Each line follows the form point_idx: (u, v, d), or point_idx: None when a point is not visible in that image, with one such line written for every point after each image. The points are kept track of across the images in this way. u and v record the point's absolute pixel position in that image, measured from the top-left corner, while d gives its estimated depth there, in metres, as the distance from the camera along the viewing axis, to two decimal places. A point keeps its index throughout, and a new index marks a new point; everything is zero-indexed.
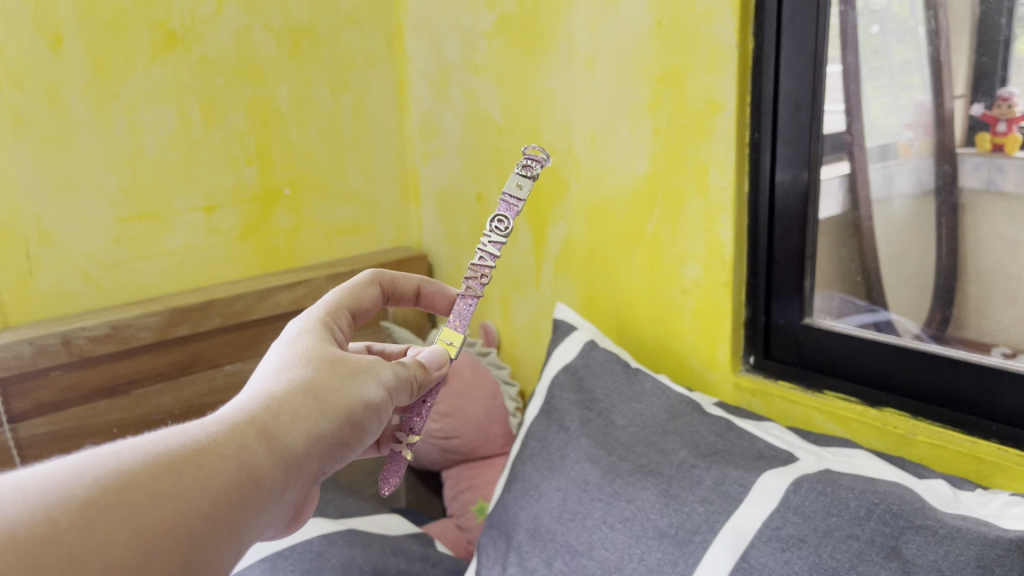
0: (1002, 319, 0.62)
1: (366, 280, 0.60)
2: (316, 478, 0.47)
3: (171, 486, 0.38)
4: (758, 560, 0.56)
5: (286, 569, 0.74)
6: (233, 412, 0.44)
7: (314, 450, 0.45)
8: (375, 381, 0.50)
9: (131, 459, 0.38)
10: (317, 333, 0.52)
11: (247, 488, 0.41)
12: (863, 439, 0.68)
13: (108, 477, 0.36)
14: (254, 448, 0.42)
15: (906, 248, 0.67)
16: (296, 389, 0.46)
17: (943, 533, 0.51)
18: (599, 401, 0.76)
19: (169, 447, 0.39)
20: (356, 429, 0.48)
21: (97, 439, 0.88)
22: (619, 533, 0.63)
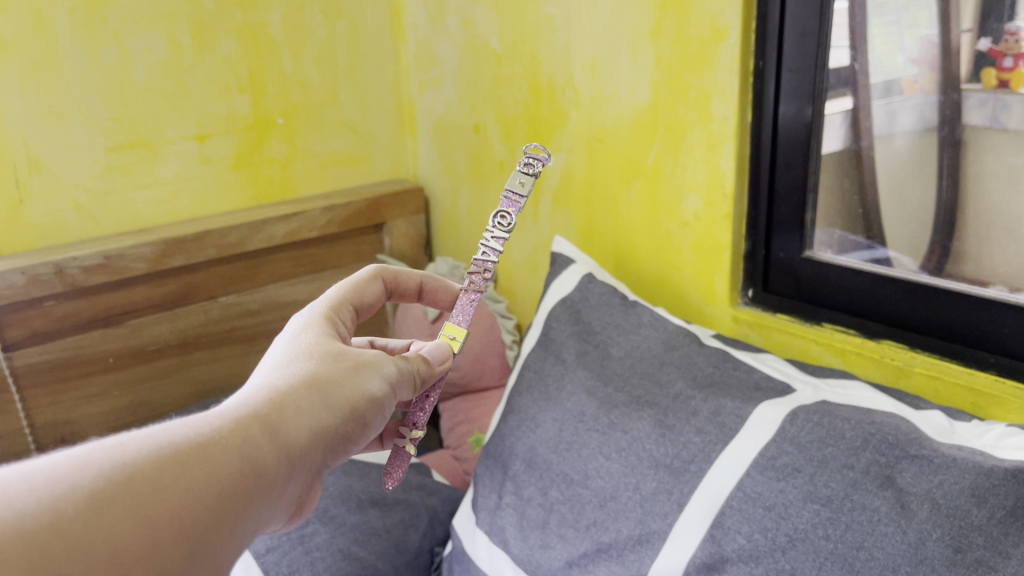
0: (999, 259, 0.61)
1: (370, 274, 0.60)
2: (319, 472, 0.46)
3: (175, 477, 0.37)
4: (752, 489, 0.56)
5: None
6: (238, 404, 0.43)
7: (318, 443, 0.45)
8: (377, 376, 0.49)
9: (137, 448, 0.37)
10: (321, 330, 0.51)
11: (251, 480, 0.40)
12: (861, 370, 0.68)
13: (113, 468, 0.36)
14: (258, 440, 0.41)
15: (906, 187, 0.65)
16: (300, 384, 0.45)
17: (938, 463, 0.51)
18: (596, 333, 0.76)
19: (175, 438, 0.39)
20: (359, 425, 0.48)
21: (91, 368, 0.88)
22: (614, 463, 0.64)
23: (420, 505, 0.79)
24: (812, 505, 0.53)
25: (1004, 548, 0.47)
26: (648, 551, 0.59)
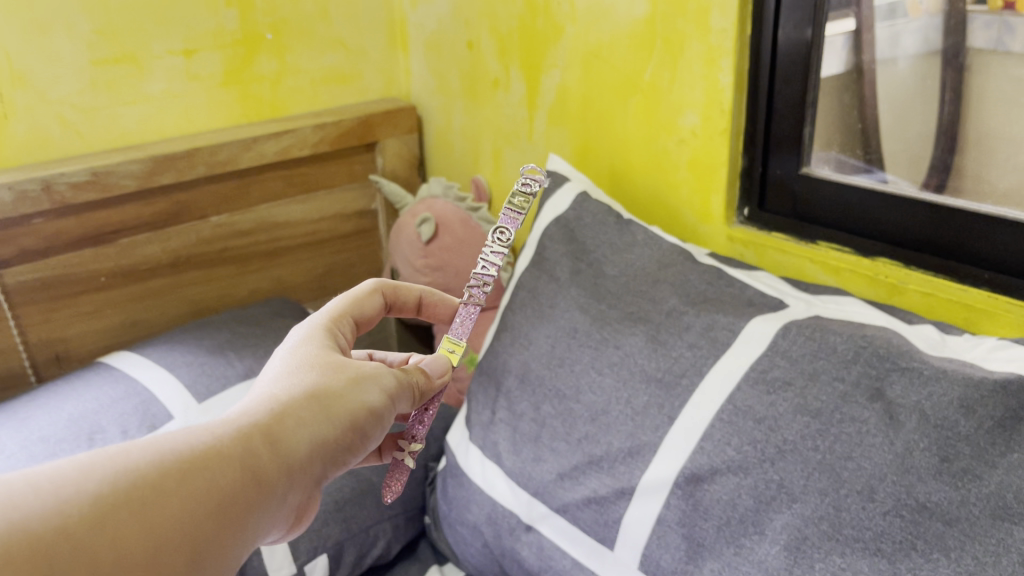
0: (996, 185, 0.60)
1: (370, 288, 0.58)
2: (320, 483, 0.46)
3: (174, 487, 0.37)
4: (743, 402, 0.57)
5: None
6: (241, 415, 0.43)
7: (318, 454, 0.44)
8: (380, 387, 0.49)
9: (140, 456, 0.38)
10: (323, 341, 0.50)
11: (247, 491, 0.40)
12: (855, 288, 0.68)
13: (116, 476, 0.36)
14: (257, 452, 0.41)
15: (908, 110, 0.65)
16: (303, 394, 0.45)
17: (928, 375, 0.52)
18: (589, 252, 0.75)
19: (177, 448, 0.39)
20: (361, 437, 0.47)
21: (84, 286, 0.88)
22: (607, 377, 0.64)
23: None
24: (803, 417, 0.54)
25: (991, 458, 0.48)
26: (638, 464, 0.60)
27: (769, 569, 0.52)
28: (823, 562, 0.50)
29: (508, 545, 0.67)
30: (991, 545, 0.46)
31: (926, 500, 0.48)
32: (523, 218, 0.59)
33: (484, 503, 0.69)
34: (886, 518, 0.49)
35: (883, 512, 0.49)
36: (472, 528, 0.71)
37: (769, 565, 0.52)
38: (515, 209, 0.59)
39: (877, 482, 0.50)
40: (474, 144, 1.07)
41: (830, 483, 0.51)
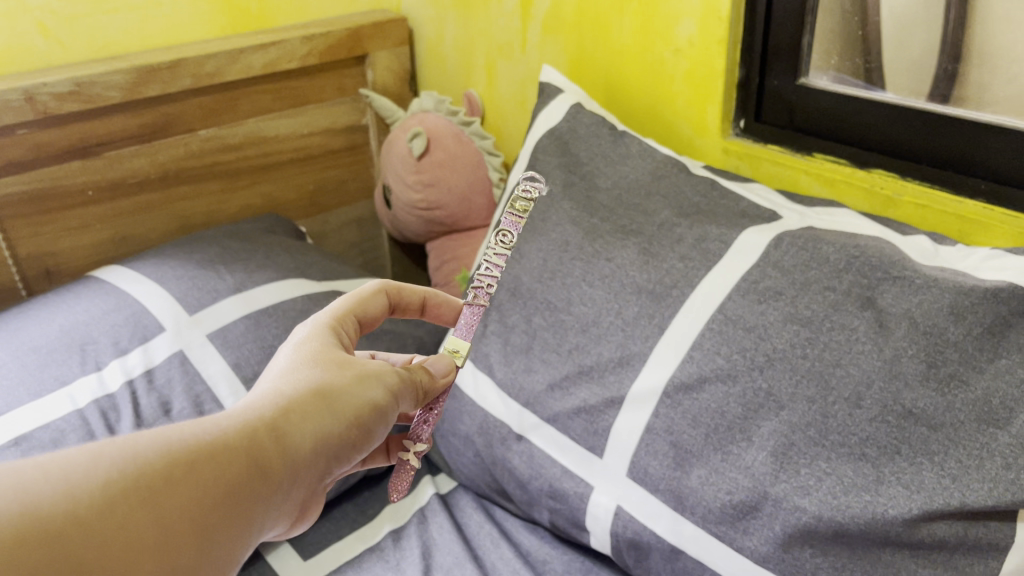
0: (996, 94, 0.59)
1: (374, 288, 0.54)
2: (321, 479, 0.44)
3: (181, 477, 0.36)
4: (733, 312, 0.57)
5: (270, 327, 0.72)
6: (246, 409, 0.41)
7: (322, 450, 0.43)
8: (383, 385, 0.47)
9: (148, 448, 0.36)
10: (328, 338, 0.48)
11: (252, 483, 0.38)
12: (849, 200, 0.68)
13: (123, 467, 0.34)
14: (262, 444, 0.40)
15: (911, 29, 0.62)
16: (308, 390, 0.43)
17: (919, 284, 0.52)
18: (582, 164, 0.74)
19: (184, 440, 0.37)
20: (365, 435, 0.45)
21: (72, 200, 0.87)
22: (598, 290, 0.64)
23: (406, 336, 0.81)
24: (793, 326, 0.54)
25: (979, 363, 0.48)
26: (628, 373, 0.60)
27: (755, 474, 0.53)
28: (808, 467, 0.51)
29: (500, 454, 0.68)
30: (975, 449, 0.47)
31: (913, 406, 0.49)
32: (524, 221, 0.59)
33: (476, 414, 0.70)
34: (872, 424, 0.49)
35: (870, 418, 0.50)
36: (464, 439, 0.72)
37: (754, 470, 0.53)
38: (516, 212, 0.59)
39: (864, 389, 0.50)
40: (467, 57, 1.04)
41: (818, 390, 0.52)
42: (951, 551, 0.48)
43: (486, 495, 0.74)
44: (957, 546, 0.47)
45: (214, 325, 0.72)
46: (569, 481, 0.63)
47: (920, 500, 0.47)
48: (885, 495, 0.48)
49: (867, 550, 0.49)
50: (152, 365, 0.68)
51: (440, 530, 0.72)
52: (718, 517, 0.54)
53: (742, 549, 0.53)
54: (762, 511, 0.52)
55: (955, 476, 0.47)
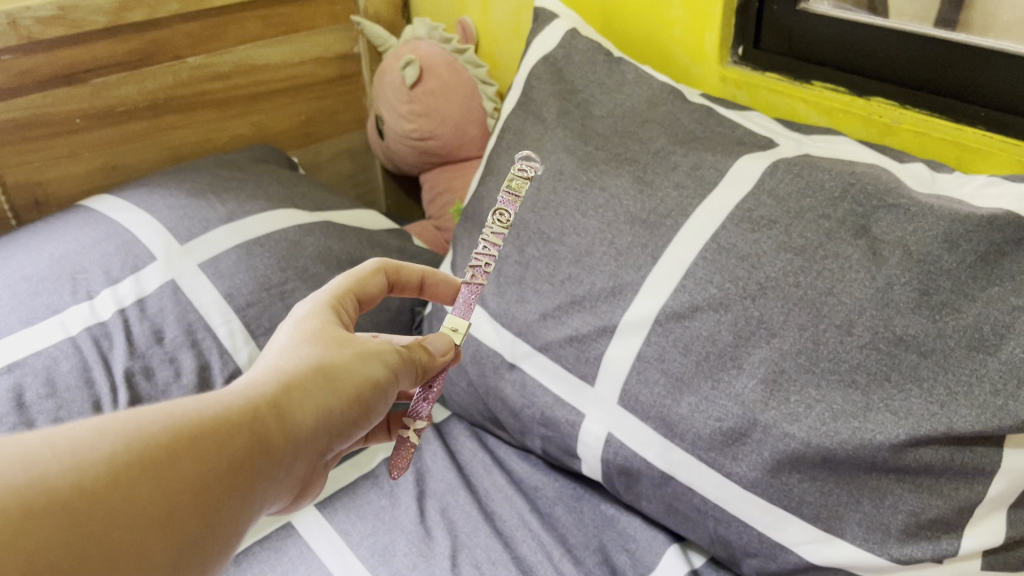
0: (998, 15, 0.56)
1: (372, 268, 0.55)
2: (321, 457, 0.43)
3: (187, 452, 0.35)
4: (727, 240, 0.56)
5: (263, 257, 0.72)
6: (249, 385, 0.40)
7: (323, 427, 0.42)
8: (382, 363, 0.47)
9: (155, 422, 0.35)
10: (326, 319, 0.48)
11: (257, 458, 0.38)
12: (847, 129, 0.67)
13: (130, 440, 0.33)
14: (266, 420, 0.39)
15: None
16: (309, 368, 0.43)
17: (914, 211, 0.51)
18: (577, 92, 0.73)
19: (189, 414, 0.36)
20: (364, 413, 0.45)
21: (60, 129, 0.85)
22: (591, 220, 0.64)
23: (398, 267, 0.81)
24: (786, 255, 0.54)
25: (971, 292, 0.48)
26: (620, 302, 0.60)
27: (745, 401, 0.53)
28: (798, 394, 0.51)
29: (493, 384, 0.69)
30: (964, 375, 0.47)
31: (904, 334, 0.49)
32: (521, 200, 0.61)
33: (468, 343, 0.70)
34: (863, 351, 0.50)
35: (861, 345, 0.50)
36: (457, 369, 0.72)
37: (744, 397, 0.53)
38: (512, 189, 0.61)
39: (856, 317, 0.50)
40: None
41: (810, 318, 0.52)
42: (937, 475, 0.48)
43: (479, 424, 0.75)
44: (942, 471, 0.48)
45: (206, 255, 0.71)
46: (560, 409, 0.64)
47: (909, 426, 0.47)
48: (873, 421, 0.49)
49: (853, 474, 0.50)
50: (144, 294, 0.68)
51: (434, 458, 0.73)
52: (708, 444, 0.55)
53: (730, 475, 0.54)
54: (751, 437, 0.53)
55: (943, 402, 0.47)
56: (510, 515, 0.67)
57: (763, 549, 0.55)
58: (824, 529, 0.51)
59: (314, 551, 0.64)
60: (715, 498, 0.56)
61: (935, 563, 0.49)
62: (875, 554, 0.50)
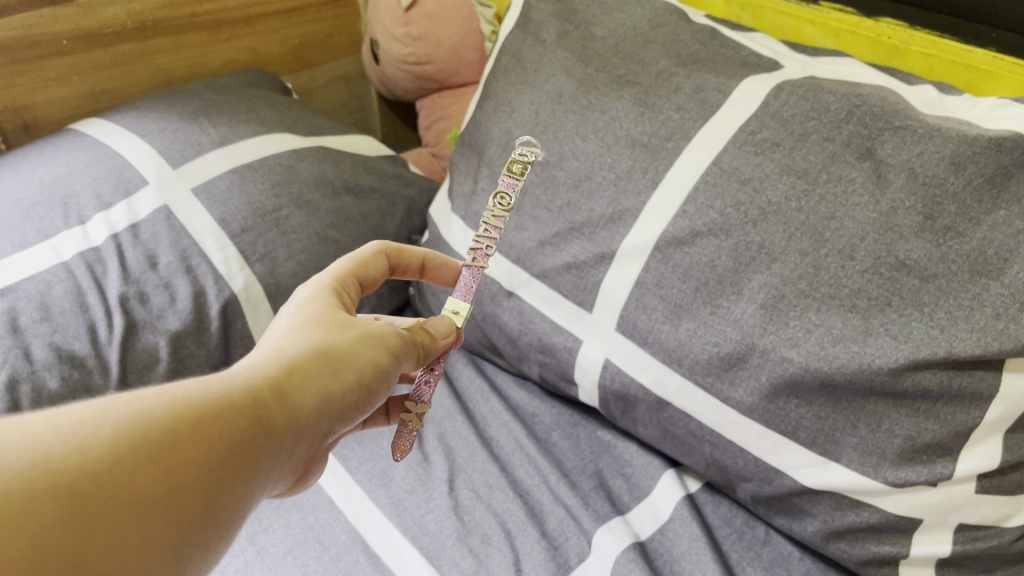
0: None
1: (374, 250, 0.55)
2: (323, 439, 0.43)
3: (189, 432, 0.34)
4: (729, 165, 0.55)
5: (256, 182, 0.71)
6: (251, 367, 0.40)
7: (325, 409, 0.42)
8: (384, 345, 0.46)
9: (156, 404, 0.34)
10: (328, 303, 0.48)
11: (259, 439, 0.37)
12: (854, 52, 0.65)
13: (132, 421, 0.33)
14: (268, 403, 0.39)
15: None
16: (311, 350, 0.42)
17: (921, 134, 0.50)
18: (578, 13, 0.71)
19: (191, 397, 0.36)
20: (366, 396, 0.45)
21: (47, 51, 0.82)
22: (591, 144, 0.62)
23: (394, 195, 0.80)
24: (789, 178, 0.53)
25: (975, 215, 0.47)
26: (619, 228, 0.59)
27: (744, 326, 0.53)
28: (798, 318, 0.51)
29: (490, 312, 0.68)
30: (965, 300, 0.46)
31: (907, 258, 0.48)
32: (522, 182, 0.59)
33: None
34: (864, 276, 0.49)
35: (862, 270, 0.49)
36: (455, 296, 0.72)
37: (743, 322, 0.53)
38: (513, 173, 0.59)
39: (857, 242, 0.49)
40: None
41: (811, 243, 0.51)
42: (934, 400, 0.48)
43: (476, 351, 0.75)
44: (940, 395, 0.48)
45: (199, 180, 0.70)
46: (558, 337, 0.64)
47: (908, 350, 0.47)
48: (872, 346, 0.48)
49: (850, 399, 0.50)
50: (136, 220, 0.67)
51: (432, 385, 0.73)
52: (705, 370, 0.55)
53: (727, 400, 0.55)
54: (749, 362, 0.53)
55: (943, 327, 0.47)
56: (507, 442, 0.67)
57: (758, 473, 0.55)
58: (821, 454, 0.52)
59: None
60: (711, 423, 0.56)
61: (928, 487, 0.50)
62: (872, 479, 0.50)
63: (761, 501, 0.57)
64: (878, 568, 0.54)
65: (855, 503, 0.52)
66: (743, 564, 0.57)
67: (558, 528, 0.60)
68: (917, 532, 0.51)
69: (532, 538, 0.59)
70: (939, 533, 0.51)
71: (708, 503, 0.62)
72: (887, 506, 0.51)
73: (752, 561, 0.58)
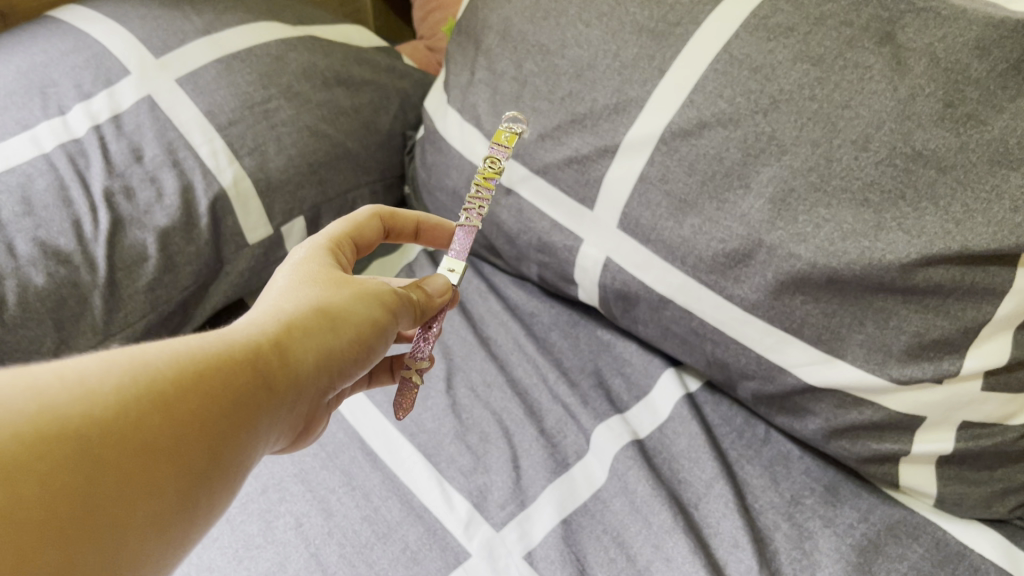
0: None
1: (368, 213, 0.53)
2: (323, 396, 0.42)
3: (193, 384, 0.34)
4: (740, 51, 0.52)
5: (243, 73, 0.68)
6: (250, 323, 0.39)
7: (326, 365, 0.40)
8: (385, 302, 0.45)
9: (157, 359, 0.34)
10: (327, 262, 0.46)
11: (259, 395, 0.36)
12: None
13: (136, 373, 0.32)
14: (269, 356, 0.38)
15: None
16: (311, 307, 0.41)
17: (946, 15, 0.47)
18: None
19: (192, 350, 0.35)
20: (367, 354, 0.43)
21: None
22: (595, 30, 0.59)
23: (387, 88, 0.77)
24: (803, 66, 0.50)
25: (998, 102, 0.45)
26: (623, 120, 0.57)
27: (750, 222, 0.51)
28: (807, 213, 0.49)
29: (488, 209, 0.66)
30: (983, 194, 0.44)
31: (924, 148, 0.46)
32: (510, 150, 0.59)
33: (463, 166, 0.67)
34: (879, 168, 0.47)
35: (876, 162, 0.47)
36: (451, 193, 0.69)
37: (750, 217, 0.51)
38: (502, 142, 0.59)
39: (872, 132, 0.47)
40: None
41: (824, 134, 0.49)
42: (944, 296, 0.47)
43: (474, 251, 0.73)
44: (952, 290, 0.46)
45: (183, 70, 0.67)
46: (558, 235, 0.62)
47: (921, 244, 0.46)
48: (884, 241, 0.47)
49: (858, 296, 0.49)
50: (119, 111, 0.64)
51: None
52: (709, 267, 0.54)
53: (731, 297, 0.53)
54: (755, 259, 0.51)
55: (958, 221, 0.45)
56: (506, 342, 0.66)
57: (760, 372, 0.55)
58: (825, 351, 0.51)
59: None
60: (715, 321, 0.55)
61: (933, 384, 0.49)
62: (877, 376, 0.50)
63: (762, 399, 0.56)
64: (879, 466, 0.53)
65: (858, 401, 0.51)
66: (743, 461, 0.57)
67: (557, 426, 0.60)
68: (919, 429, 0.51)
69: (530, 436, 0.59)
70: (941, 431, 0.51)
71: (707, 401, 0.61)
72: (891, 403, 0.50)
73: (751, 459, 0.57)
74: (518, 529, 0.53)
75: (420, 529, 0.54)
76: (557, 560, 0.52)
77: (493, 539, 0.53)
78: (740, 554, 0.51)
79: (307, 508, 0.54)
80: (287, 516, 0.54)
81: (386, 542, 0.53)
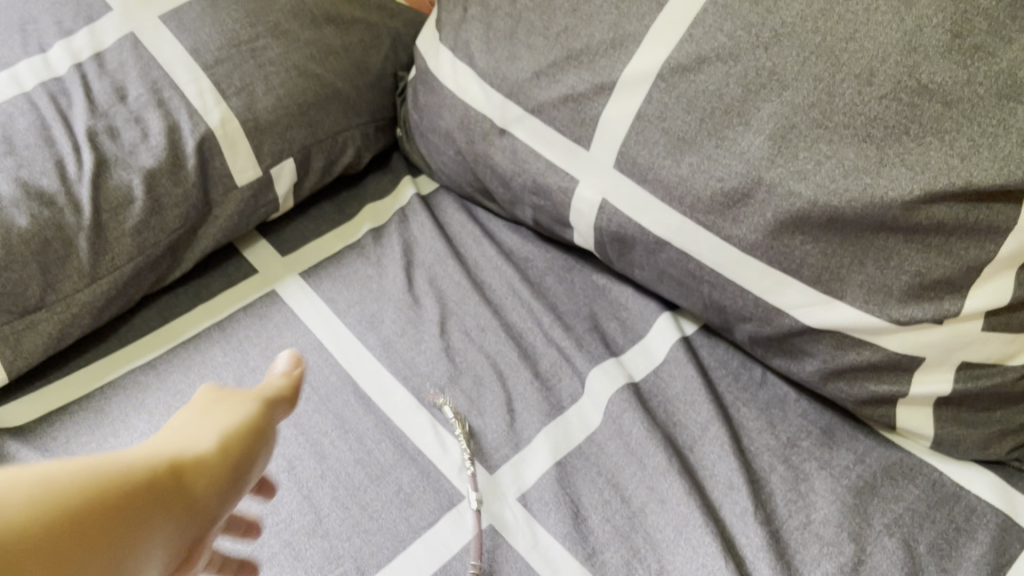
0: None
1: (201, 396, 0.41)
2: (207, 535, 0.37)
3: (73, 525, 0.29)
4: None
5: (228, 9, 0.66)
6: (137, 455, 0.34)
7: (214, 498, 0.36)
8: (263, 437, 0.40)
9: (35, 482, 0.30)
10: (221, 393, 0.42)
11: (136, 544, 0.32)
12: None
13: (18, 495, 0.29)
14: (156, 493, 0.33)
15: None
16: (204, 447, 0.37)
17: None
18: None
19: (68, 477, 0.31)
20: (244, 485, 0.39)
21: None
22: None
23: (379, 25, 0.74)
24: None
25: (1008, 33, 0.44)
26: (621, 55, 0.55)
27: (750, 160, 0.50)
28: (808, 150, 0.48)
29: (481, 151, 0.65)
30: (989, 127, 0.44)
31: (930, 82, 0.45)
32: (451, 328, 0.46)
33: (456, 106, 0.65)
34: (883, 102, 0.46)
35: (880, 97, 0.46)
36: (444, 135, 0.68)
37: (750, 155, 0.50)
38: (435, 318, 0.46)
39: (877, 65, 0.46)
40: None
41: (828, 68, 0.47)
42: (947, 234, 0.46)
43: (467, 194, 0.71)
44: (954, 228, 0.46)
45: (166, 6, 0.65)
46: (553, 176, 0.60)
47: (924, 181, 0.45)
48: (886, 178, 0.46)
49: (859, 235, 0.48)
50: (101, 49, 0.63)
51: (421, 230, 0.69)
52: (707, 207, 0.52)
53: (729, 238, 0.52)
54: (754, 198, 0.50)
55: (964, 156, 0.44)
56: (499, 287, 0.65)
57: (757, 314, 0.54)
58: (823, 292, 0.50)
59: (299, 317, 0.62)
60: (712, 264, 0.54)
61: (934, 325, 0.48)
62: (877, 317, 0.49)
63: (760, 342, 0.56)
64: (876, 408, 0.53)
65: (856, 342, 0.51)
66: (739, 404, 0.57)
67: (551, 369, 0.59)
68: (919, 371, 0.50)
69: (523, 380, 0.58)
70: (940, 373, 0.50)
71: (703, 345, 0.61)
72: (890, 345, 0.50)
73: (747, 402, 0.57)
74: (512, 472, 0.53)
75: (414, 472, 0.53)
76: (551, 502, 0.51)
77: (487, 482, 0.53)
78: (736, 496, 0.51)
79: (300, 451, 0.54)
80: (279, 459, 0.53)
81: (380, 485, 0.52)
